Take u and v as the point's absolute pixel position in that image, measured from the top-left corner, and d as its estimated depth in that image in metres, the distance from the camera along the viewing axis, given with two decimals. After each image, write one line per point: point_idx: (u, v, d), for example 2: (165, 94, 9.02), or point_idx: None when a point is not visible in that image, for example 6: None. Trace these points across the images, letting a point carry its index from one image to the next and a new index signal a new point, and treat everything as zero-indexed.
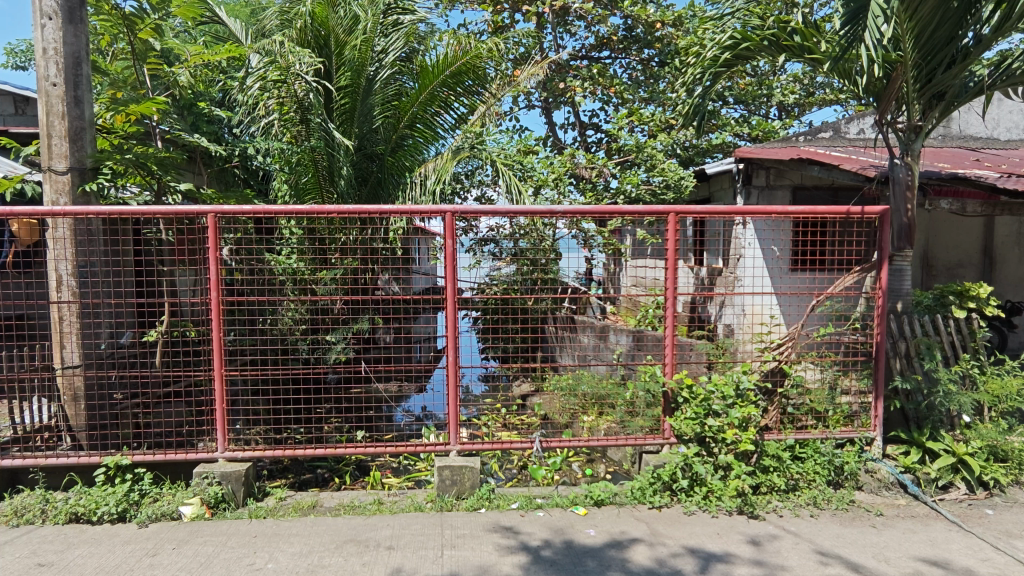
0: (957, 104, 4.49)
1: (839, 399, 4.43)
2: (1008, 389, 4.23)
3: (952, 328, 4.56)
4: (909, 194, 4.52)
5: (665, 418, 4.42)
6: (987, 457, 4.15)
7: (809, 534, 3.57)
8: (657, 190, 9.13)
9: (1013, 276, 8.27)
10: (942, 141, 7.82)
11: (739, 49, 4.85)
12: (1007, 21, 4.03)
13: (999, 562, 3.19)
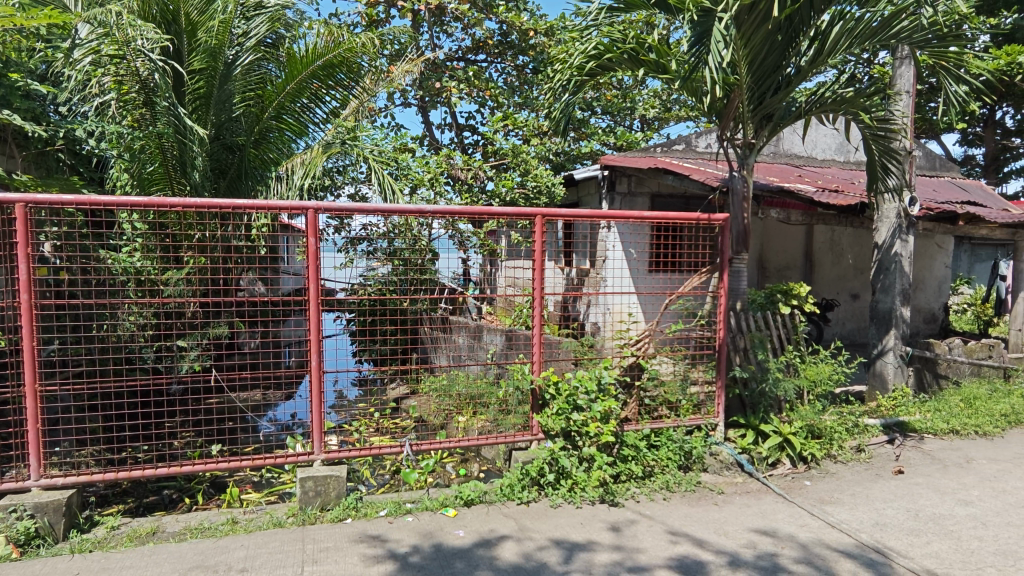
0: (782, 125, 5.07)
1: (690, 389, 4.81)
2: (822, 375, 4.89)
3: (779, 323, 5.19)
4: (745, 204, 5.06)
5: (533, 414, 4.53)
6: (807, 435, 4.74)
7: (662, 516, 3.84)
8: (530, 194, 9.40)
9: (828, 278, 9.58)
10: (773, 158, 8.86)
11: (602, 59, 5.15)
12: (819, 56, 4.65)
13: (814, 527, 3.66)
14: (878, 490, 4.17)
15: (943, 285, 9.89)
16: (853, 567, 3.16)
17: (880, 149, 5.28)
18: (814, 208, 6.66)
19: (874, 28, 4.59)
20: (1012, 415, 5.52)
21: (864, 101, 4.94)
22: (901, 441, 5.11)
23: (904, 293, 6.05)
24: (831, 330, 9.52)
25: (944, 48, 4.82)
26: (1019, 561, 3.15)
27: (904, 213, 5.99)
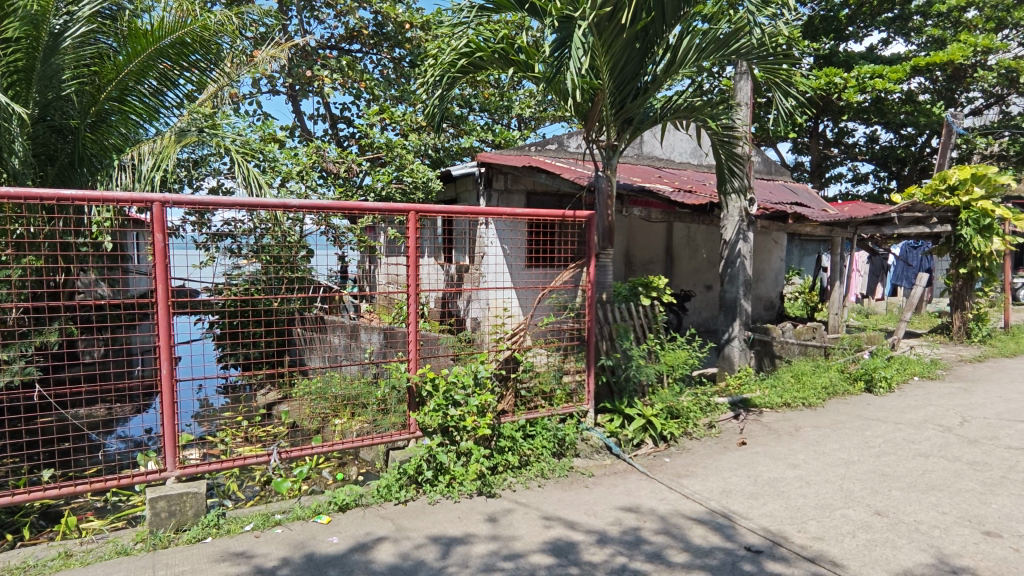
0: (642, 129, 5.44)
1: (563, 378, 5.02)
2: (679, 360, 5.35)
3: (641, 313, 5.59)
4: (609, 202, 5.36)
5: (410, 413, 4.48)
6: (666, 415, 5.16)
7: (537, 502, 3.99)
8: (408, 189, 9.27)
9: (686, 271, 10.46)
10: (636, 159, 9.51)
11: (474, 57, 5.21)
12: (672, 66, 5.05)
13: (672, 499, 3.99)
14: (725, 461, 4.65)
15: (779, 276, 11.23)
16: (703, 532, 3.49)
17: (724, 154, 5.85)
18: (671, 206, 7.24)
19: (716, 44, 5.10)
20: (831, 387, 6.40)
21: (710, 110, 5.46)
22: (745, 416, 5.73)
23: (746, 283, 6.77)
24: (689, 319, 10.41)
25: (773, 65, 5.45)
26: (834, 512, 3.67)
27: (745, 212, 6.69)
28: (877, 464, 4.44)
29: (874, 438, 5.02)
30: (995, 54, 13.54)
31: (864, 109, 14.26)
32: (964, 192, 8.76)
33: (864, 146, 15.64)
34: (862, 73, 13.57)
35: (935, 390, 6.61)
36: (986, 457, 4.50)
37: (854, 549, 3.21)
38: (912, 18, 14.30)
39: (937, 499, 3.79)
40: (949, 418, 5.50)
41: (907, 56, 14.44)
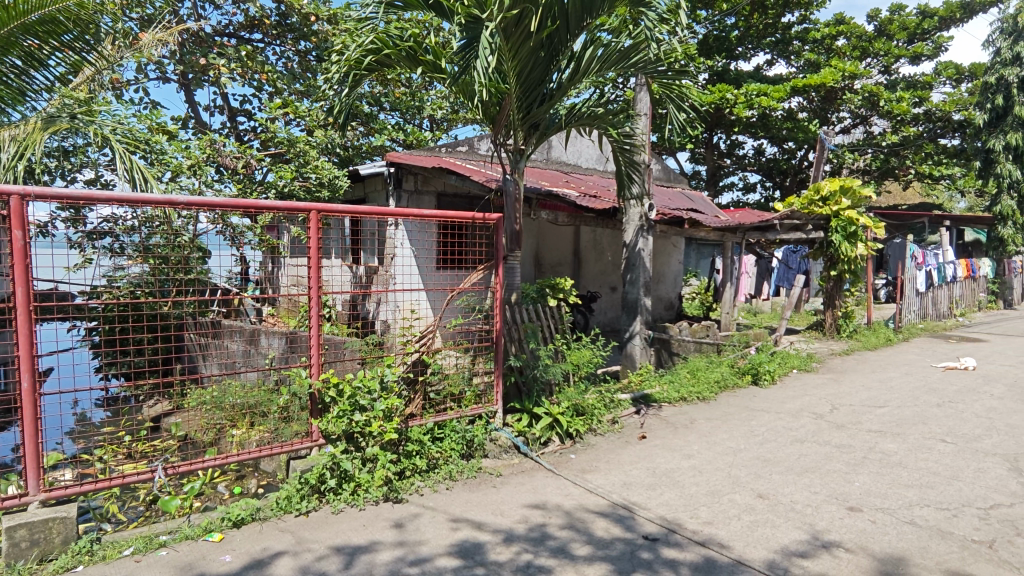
0: (548, 134, 5.58)
1: (472, 380, 5.04)
2: (584, 358, 5.53)
3: (548, 314, 5.73)
4: (517, 205, 5.45)
5: (313, 420, 4.32)
6: (572, 413, 5.31)
7: (445, 505, 3.97)
8: (312, 187, 8.91)
9: (592, 273, 10.83)
10: (544, 164, 9.73)
11: (380, 54, 5.12)
12: (576, 75, 5.22)
13: (576, 494, 4.12)
14: (626, 455, 4.86)
15: (677, 278, 11.90)
16: (605, 525, 3.62)
17: (624, 161, 6.12)
18: (577, 210, 7.48)
19: (618, 55, 5.30)
20: (722, 381, 6.87)
21: (611, 118, 5.68)
22: (645, 411, 6.02)
23: (646, 284, 7.13)
24: (595, 319, 10.78)
25: (669, 79, 5.77)
26: (723, 498, 3.93)
27: (645, 217, 7.04)
28: (761, 450, 4.82)
29: (758, 427, 5.45)
30: (860, 80, 15.13)
31: (752, 124, 15.46)
32: (835, 202, 9.75)
33: (752, 158, 16.94)
34: (750, 90, 14.73)
35: (810, 381, 7.28)
36: (851, 440, 5.02)
37: (740, 531, 3.47)
38: (792, 43, 15.77)
39: (811, 480, 4.18)
40: (822, 407, 6.08)
41: (788, 77, 15.82)
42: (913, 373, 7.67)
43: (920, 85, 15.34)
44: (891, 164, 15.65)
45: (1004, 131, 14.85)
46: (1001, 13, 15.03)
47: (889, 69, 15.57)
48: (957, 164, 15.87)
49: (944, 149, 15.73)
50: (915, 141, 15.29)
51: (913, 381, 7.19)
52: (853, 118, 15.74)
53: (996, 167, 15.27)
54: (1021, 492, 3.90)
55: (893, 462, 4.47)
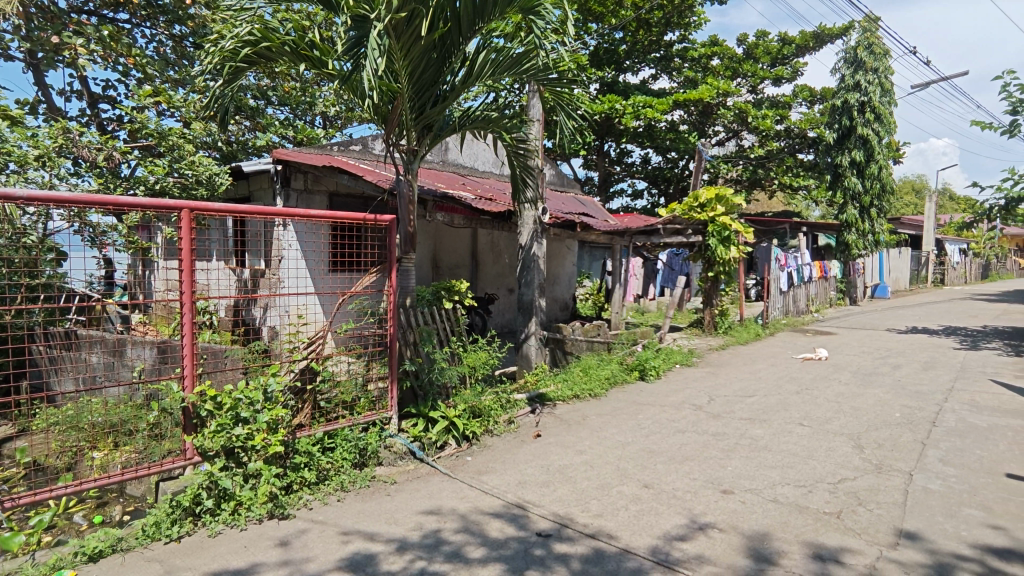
0: (441, 136, 5.56)
1: (366, 386, 4.89)
2: (480, 360, 5.58)
3: (444, 317, 5.71)
4: (411, 207, 5.36)
5: (186, 438, 3.92)
6: (468, 415, 5.31)
7: (335, 518, 3.81)
8: (188, 185, 8.21)
9: (489, 275, 10.93)
10: (441, 165, 9.70)
11: (260, 46, 4.82)
12: (469, 78, 5.24)
13: (472, 496, 4.12)
14: (521, 454, 4.95)
15: (571, 280, 12.33)
16: (500, 525, 3.65)
17: (519, 166, 6.20)
18: (473, 213, 7.51)
19: (510, 62, 5.37)
20: (611, 378, 7.19)
21: (505, 123, 5.81)
22: (540, 409, 6.17)
23: (541, 286, 7.30)
24: (493, 320, 10.87)
25: (561, 87, 5.95)
26: (612, 490, 4.11)
27: (538, 220, 7.20)
28: (646, 442, 5.10)
29: (644, 420, 5.76)
30: (732, 97, 16.50)
31: (639, 134, 16.40)
32: (711, 209, 10.57)
33: (639, 166, 17.91)
34: (637, 102, 15.56)
35: (690, 375, 7.82)
36: (725, 428, 5.45)
37: (626, 521, 3.64)
38: (673, 60, 16.91)
39: (690, 467, 4.48)
40: (701, 398, 6.55)
41: (671, 91, 16.94)
42: (777, 364, 8.49)
43: (781, 104, 17.00)
44: (759, 175, 17.20)
45: (849, 148, 17.07)
46: (845, 44, 17.03)
47: (755, 89, 17.09)
48: (812, 176, 17.78)
49: (802, 163, 17.57)
50: (778, 154, 16.93)
51: (777, 371, 7.96)
52: (726, 132, 17.13)
53: (844, 180, 17.32)
54: (863, 466, 4.44)
55: (761, 446, 4.91)
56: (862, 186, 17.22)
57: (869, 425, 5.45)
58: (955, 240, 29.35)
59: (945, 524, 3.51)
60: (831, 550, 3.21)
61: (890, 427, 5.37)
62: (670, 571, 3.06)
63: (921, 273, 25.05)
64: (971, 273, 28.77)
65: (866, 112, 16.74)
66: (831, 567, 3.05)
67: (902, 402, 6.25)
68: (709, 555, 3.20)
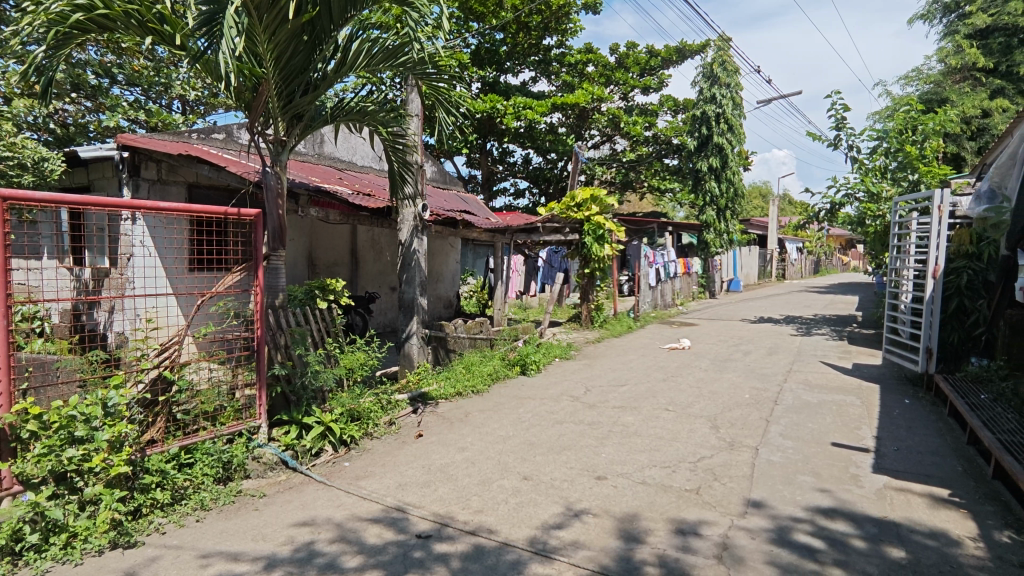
0: (313, 126, 5.29)
1: (230, 394, 4.51)
2: (358, 361, 5.41)
3: (318, 317, 5.44)
4: (279, 201, 5.03)
5: (3, 465, 3.38)
6: (346, 419, 5.10)
7: (193, 541, 3.47)
8: (8, 170, 7.00)
9: (370, 273, 10.61)
10: (316, 159, 9.26)
11: (95, 14, 4.23)
12: (341, 66, 5.02)
13: (348, 503, 3.96)
14: (403, 455, 4.85)
15: (455, 277, 12.32)
16: (378, 530, 3.54)
17: (398, 161, 6.04)
18: (351, 209, 7.24)
19: (385, 54, 5.20)
20: (494, 373, 7.29)
21: (382, 116, 5.65)
22: (422, 409, 6.08)
23: (422, 284, 7.19)
24: (374, 320, 10.56)
25: (440, 83, 5.87)
26: (493, 485, 4.15)
27: (418, 217, 7.08)
28: (527, 435, 5.22)
29: (525, 413, 5.89)
30: (606, 103, 17.37)
31: (520, 134, 16.77)
32: (586, 209, 11.02)
33: (521, 166, 18.29)
34: (517, 103, 15.97)
35: (569, 367, 8.14)
36: (600, 416, 5.73)
37: (506, 514, 3.69)
38: (551, 64, 17.46)
39: (567, 457, 4.65)
40: (579, 390, 6.84)
41: (549, 94, 17.49)
42: (646, 354, 9.09)
43: (649, 112, 18.17)
44: (630, 177, 18.30)
45: (707, 155, 18.70)
46: (703, 60, 18.59)
47: (626, 96, 18.13)
48: (676, 180, 19.22)
49: (667, 167, 18.93)
50: (647, 159, 18.14)
51: (647, 361, 8.53)
52: (601, 136, 18.00)
53: (703, 184, 18.92)
54: (718, 444, 4.87)
55: (632, 432, 5.21)
56: (718, 190, 18.94)
57: (724, 407, 6.00)
58: (794, 240, 33.25)
59: (785, 491, 3.95)
60: (691, 524, 3.48)
61: (741, 407, 5.95)
62: (547, 559, 3.15)
63: (767, 269, 28.13)
64: (805, 268, 32.81)
65: (721, 123, 18.44)
66: (691, 540, 3.31)
67: (751, 385, 6.95)
68: (583, 540, 3.34)
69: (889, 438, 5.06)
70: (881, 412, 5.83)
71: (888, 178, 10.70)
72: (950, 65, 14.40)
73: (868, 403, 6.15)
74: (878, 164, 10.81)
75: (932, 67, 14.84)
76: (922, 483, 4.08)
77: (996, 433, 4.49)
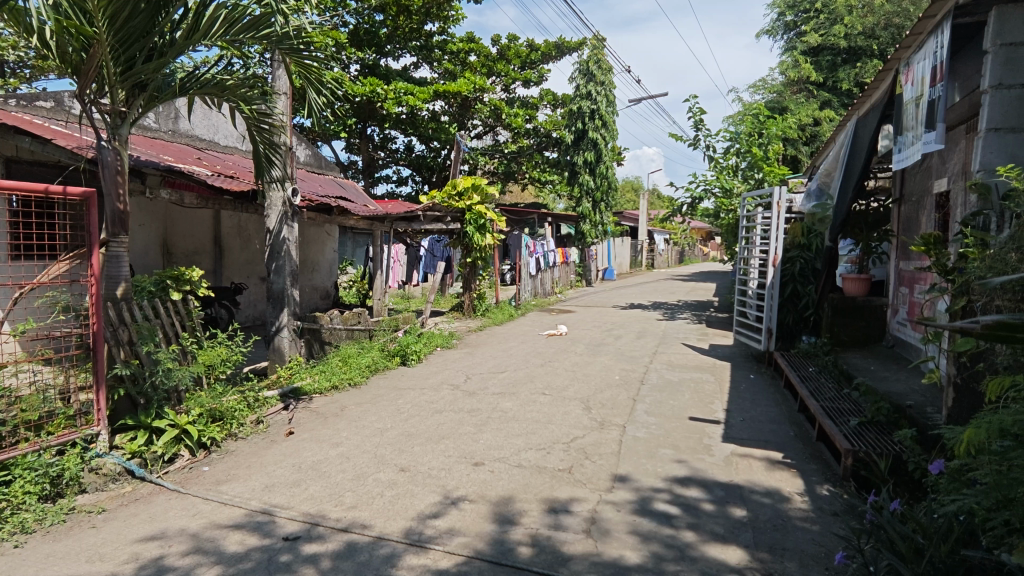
0: (159, 98, 4.75)
1: (60, 400, 3.95)
2: (217, 357, 5.01)
3: (171, 310, 4.92)
4: (119, 179, 4.47)
5: None
6: (206, 420, 4.69)
7: (10, 570, 3.01)
8: None
9: (237, 262, 9.85)
10: (170, 136, 8.38)
11: None
12: (192, 33, 4.57)
13: (206, 511, 3.64)
14: (271, 454, 4.55)
15: (332, 267, 11.82)
16: (240, 537, 3.30)
17: (263, 142, 5.61)
18: (211, 191, 6.66)
19: (243, 24, 4.79)
20: (372, 365, 7.11)
21: (243, 92, 5.23)
22: (294, 405, 5.77)
23: (293, 273, 6.76)
24: (242, 313, 9.78)
25: (311, 60, 5.44)
26: (368, 479, 4.03)
27: (288, 202, 6.63)
28: (405, 426, 5.13)
29: (404, 404, 5.80)
30: (489, 94, 17.40)
31: (402, 121, 16.39)
32: (467, 198, 10.99)
33: (403, 153, 17.86)
34: (398, 88, 15.65)
35: (450, 356, 8.15)
36: (479, 403, 5.79)
37: (380, 508, 3.60)
38: (433, 50, 17.18)
39: (445, 445, 4.64)
40: (459, 378, 6.86)
41: (431, 81, 17.24)
42: (526, 341, 9.34)
43: (530, 105, 18.46)
44: (512, 168, 18.59)
45: (583, 150, 19.49)
46: (579, 57, 19.29)
47: (508, 88, 18.28)
48: (555, 172, 19.83)
49: (547, 159, 19.43)
50: (527, 151, 18.51)
51: (526, 347, 8.76)
52: (484, 126, 17.98)
53: (579, 177, 19.67)
54: (590, 424, 5.13)
55: (509, 418, 5.32)
56: (594, 183, 19.82)
57: (596, 389, 6.32)
58: (661, 231, 35.74)
59: (647, 464, 4.24)
60: (563, 503, 3.63)
61: (611, 388, 6.31)
62: (421, 550, 3.12)
63: (638, 258, 30.03)
64: (671, 258, 35.51)
65: (596, 119, 19.30)
66: (561, 517, 3.44)
67: (621, 367, 7.40)
68: (459, 527, 3.35)
69: (736, 410, 5.63)
70: (730, 387, 6.47)
71: (739, 176, 11.83)
72: (789, 77, 16.16)
73: (720, 380, 6.80)
74: (731, 164, 11.91)
75: (775, 78, 16.54)
76: (762, 448, 4.58)
77: (820, 401, 5.15)
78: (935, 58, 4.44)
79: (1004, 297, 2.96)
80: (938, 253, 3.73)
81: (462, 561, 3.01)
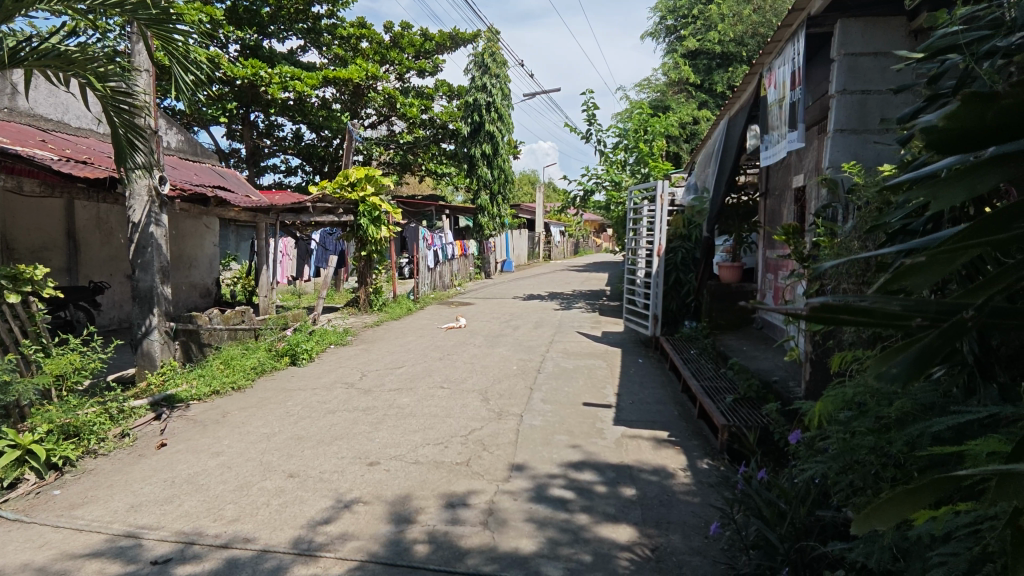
0: None
1: None
2: (67, 365, 4.45)
3: (8, 314, 4.30)
4: None
5: None
6: (56, 438, 4.19)
7: None
8: None
9: (96, 259, 8.81)
10: (6, 114, 7.30)
11: None
12: None
13: (57, 540, 3.22)
14: (138, 470, 4.12)
15: (212, 262, 10.98)
16: (99, 565, 2.95)
17: (124, 124, 4.94)
18: (58, 178, 5.88)
19: None
20: (258, 366, 6.67)
21: (94, 66, 4.64)
22: (168, 414, 5.27)
23: (163, 270, 6.14)
24: (101, 316, 8.76)
25: (177, 36, 4.86)
26: (252, 488, 3.77)
27: (155, 191, 6.03)
28: (295, 429, 4.86)
29: (293, 406, 5.50)
30: (382, 81, 16.83)
31: (288, 107, 15.49)
32: (360, 189, 10.58)
33: (291, 141, 16.88)
34: (283, 72, 14.75)
35: (344, 353, 7.84)
36: (375, 401, 5.62)
37: (266, 518, 3.38)
38: (322, 34, 16.36)
39: (338, 446, 4.45)
40: (354, 376, 6.61)
41: (320, 66, 16.43)
42: (424, 335, 9.19)
43: (425, 95, 18.10)
44: (408, 159, 18.17)
45: (481, 142, 19.49)
46: (474, 49, 19.20)
47: (402, 77, 17.80)
48: (452, 164, 19.66)
49: (444, 151, 19.21)
50: (423, 142, 18.11)
51: (424, 341, 8.62)
52: (378, 116, 17.46)
53: (477, 170, 19.69)
54: (488, 416, 5.14)
55: (406, 414, 5.21)
56: (491, 176, 19.91)
57: (494, 380, 6.34)
58: (557, 224, 36.69)
59: (543, 451, 4.33)
60: (460, 496, 3.60)
61: (508, 378, 6.37)
62: (310, 559, 2.96)
63: (536, 250, 30.72)
64: (567, 250, 36.64)
65: (492, 112, 19.36)
66: (458, 512, 3.42)
67: (518, 357, 7.50)
68: (351, 532, 3.22)
69: (626, 393, 5.90)
70: (621, 372, 6.77)
71: (627, 171, 12.38)
72: (671, 78, 17.14)
73: (611, 365, 7.10)
74: (619, 158, 12.42)
75: (659, 78, 17.46)
76: (649, 429, 4.83)
77: (701, 381, 5.53)
78: (794, 63, 4.88)
79: (848, 281, 3.33)
80: (796, 243, 4.10)
81: (354, 566, 2.89)
